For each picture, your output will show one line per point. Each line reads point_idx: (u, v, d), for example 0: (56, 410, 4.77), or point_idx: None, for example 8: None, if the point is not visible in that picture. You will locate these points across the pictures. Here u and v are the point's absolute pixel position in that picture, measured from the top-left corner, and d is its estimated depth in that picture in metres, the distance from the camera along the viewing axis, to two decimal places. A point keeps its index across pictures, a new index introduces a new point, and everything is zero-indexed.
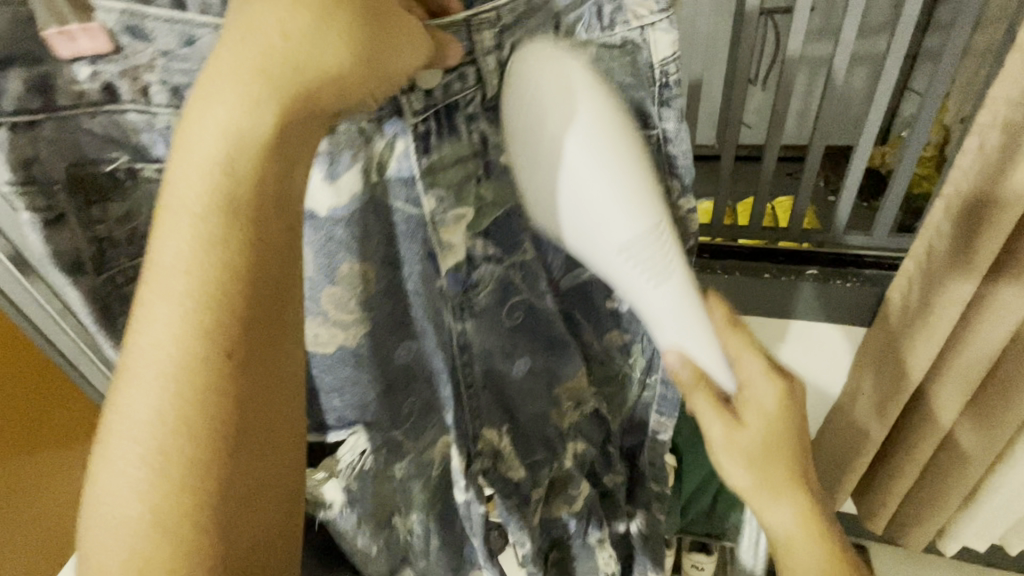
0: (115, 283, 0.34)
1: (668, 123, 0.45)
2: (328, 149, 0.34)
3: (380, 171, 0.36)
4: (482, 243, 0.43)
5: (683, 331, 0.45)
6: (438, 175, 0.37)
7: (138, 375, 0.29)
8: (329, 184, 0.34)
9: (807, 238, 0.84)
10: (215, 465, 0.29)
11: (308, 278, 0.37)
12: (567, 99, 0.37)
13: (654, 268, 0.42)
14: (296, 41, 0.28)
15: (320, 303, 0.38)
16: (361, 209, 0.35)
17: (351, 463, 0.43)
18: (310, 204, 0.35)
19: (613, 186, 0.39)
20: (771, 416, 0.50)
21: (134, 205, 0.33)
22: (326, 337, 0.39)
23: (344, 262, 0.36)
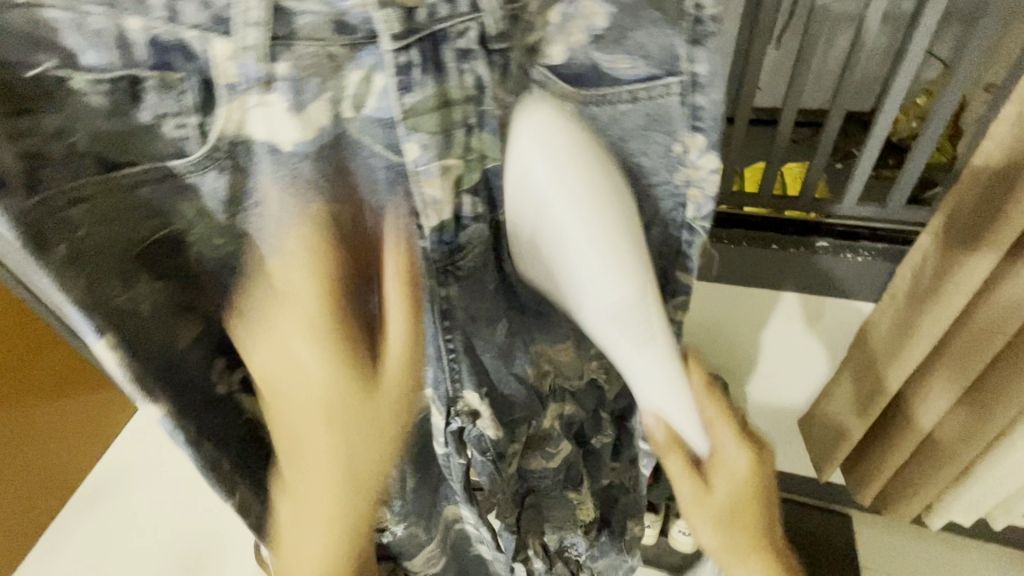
0: (53, 206, 0.29)
1: (700, 65, 0.37)
2: (291, 75, 0.28)
3: (355, 107, 0.31)
4: (471, 201, 0.36)
5: (665, 391, 0.43)
6: (419, 119, 0.31)
7: (306, 497, 0.40)
8: (294, 115, 0.29)
9: (824, 208, 0.76)
10: (356, 536, 0.42)
11: (272, 218, 0.33)
12: (564, 171, 0.35)
13: (635, 335, 0.40)
14: (381, 232, 0.36)
15: (285, 246, 0.34)
16: (332, 143, 0.31)
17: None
18: (269, 136, 0.30)
19: (596, 248, 0.37)
20: (740, 486, 0.48)
21: (69, 115, 0.28)
22: (288, 283, 0.35)
23: (316, 201, 0.33)
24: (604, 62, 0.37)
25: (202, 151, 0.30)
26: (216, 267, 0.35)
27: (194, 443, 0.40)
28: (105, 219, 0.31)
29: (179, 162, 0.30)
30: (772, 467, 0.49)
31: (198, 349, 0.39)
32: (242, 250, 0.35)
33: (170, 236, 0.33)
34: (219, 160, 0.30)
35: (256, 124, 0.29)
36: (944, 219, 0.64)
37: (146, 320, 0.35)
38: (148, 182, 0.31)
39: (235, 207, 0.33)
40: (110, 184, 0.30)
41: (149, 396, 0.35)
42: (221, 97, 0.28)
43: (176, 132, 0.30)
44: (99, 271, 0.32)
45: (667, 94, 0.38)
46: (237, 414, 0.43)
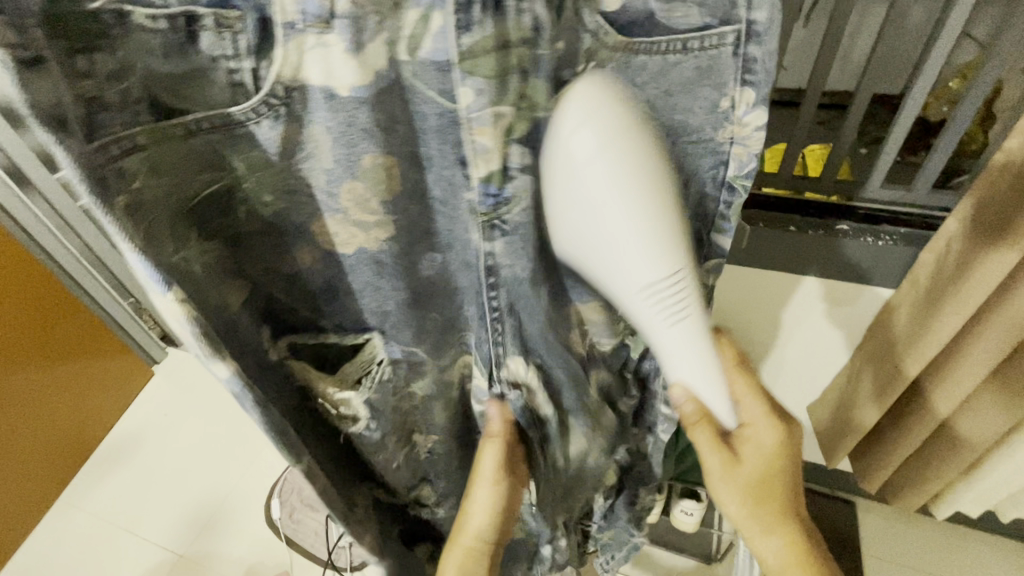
0: (109, 152, 0.27)
1: (759, 13, 0.36)
2: (352, 10, 0.27)
3: (411, 49, 0.30)
4: (518, 151, 0.35)
5: (696, 372, 0.44)
6: (473, 63, 0.30)
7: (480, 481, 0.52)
8: (351, 56, 0.29)
9: (844, 189, 0.73)
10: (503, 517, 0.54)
11: (326, 170, 0.33)
12: (612, 150, 0.35)
13: (671, 311, 0.40)
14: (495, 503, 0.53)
15: (338, 200, 0.34)
16: (387, 89, 0.31)
17: (371, 376, 0.43)
18: (327, 81, 0.29)
19: (638, 235, 0.37)
20: (767, 457, 0.50)
21: (125, 58, 0.27)
22: (345, 238, 0.36)
23: (366, 153, 0.32)
24: (660, 10, 0.36)
25: (257, 98, 0.29)
26: (263, 224, 0.35)
27: (261, 406, 0.37)
28: (158, 171, 0.30)
29: (236, 108, 0.29)
30: (796, 441, 0.52)
31: (245, 311, 0.37)
32: (292, 205, 0.35)
33: (224, 189, 0.33)
34: (275, 107, 0.30)
35: (312, 66, 0.29)
36: (975, 203, 0.60)
37: (199, 278, 0.33)
38: (202, 132, 0.30)
39: (287, 157, 0.32)
40: (165, 132, 0.29)
41: (218, 352, 0.33)
42: (281, 34, 0.28)
43: (232, 77, 0.29)
44: (155, 223, 0.30)
45: (720, 44, 0.38)
46: (288, 378, 0.42)
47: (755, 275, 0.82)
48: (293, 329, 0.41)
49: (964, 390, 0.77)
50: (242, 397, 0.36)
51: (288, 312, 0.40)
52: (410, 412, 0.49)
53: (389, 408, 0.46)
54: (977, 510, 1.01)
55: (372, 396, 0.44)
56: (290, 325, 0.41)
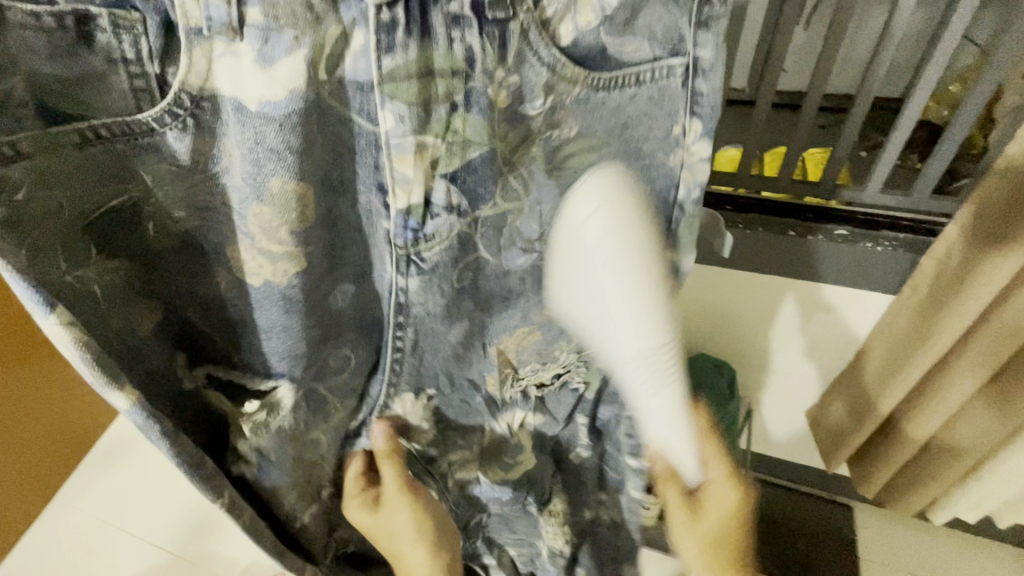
0: (1, 157, 0.25)
1: (704, 50, 0.37)
2: (264, 21, 0.25)
3: (330, 66, 0.28)
4: (446, 187, 0.34)
5: (673, 436, 0.43)
6: (395, 87, 0.29)
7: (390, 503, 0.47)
8: (261, 70, 0.26)
9: (840, 194, 0.69)
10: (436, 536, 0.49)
11: (237, 189, 0.30)
12: (616, 236, 0.34)
13: (653, 382, 0.39)
14: (411, 523, 0.48)
15: (248, 224, 0.31)
16: (304, 109, 0.28)
17: (265, 425, 0.39)
18: (236, 93, 0.27)
19: (634, 308, 0.36)
20: (727, 521, 0.48)
21: (8, 55, 0.24)
22: (254, 267, 0.33)
23: (275, 177, 0.29)
24: (613, 44, 0.35)
25: (163, 105, 0.27)
26: (173, 246, 0.33)
27: (170, 436, 0.32)
28: (48, 182, 0.27)
29: (140, 115, 0.27)
30: (753, 504, 0.50)
31: (156, 333, 0.35)
32: (207, 225, 0.32)
33: (127, 206, 0.31)
34: (182, 117, 0.27)
35: (222, 76, 0.26)
36: (974, 211, 0.57)
37: (98, 300, 0.31)
38: (100, 141, 0.27)
39: (198, 170, 0.30)
40: (54, 141, 0.27)
41: (115, 380, 0.29)
42: (185, 39, 0.25)
43: (134, 82, 0.27)
44: (41, 244, 0.28)
45: (670, 76, 0.37)
46: (203, 405, 0.40)
47: (751, 283, 0.80)
48: (210, 360, 0.39)
49: (960, 400, 0.74)
50: (146, 432, 0.31)
51: (205, 338, 0.38)
52: (316, 464, 0.45)
53: (291, 458, 0.42)
54: (974, 517, 0.98)
55: (269, 443, 0.40)
56: (206, 353, 0.39)
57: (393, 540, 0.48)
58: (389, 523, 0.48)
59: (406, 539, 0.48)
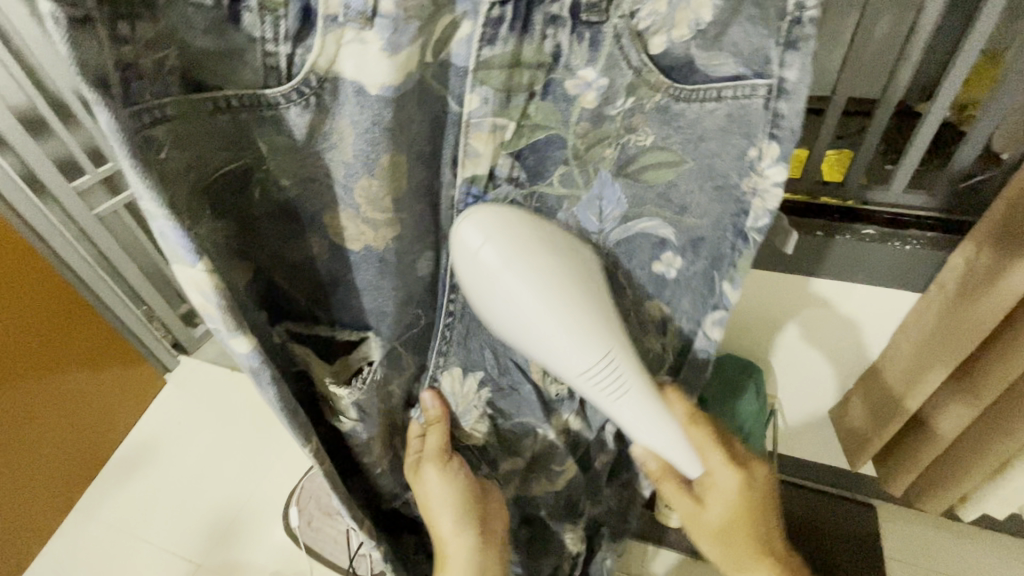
0: (143, 120, 0.28)
1: (790, 71, 0.35)
2: (394, 14, 0.28)
3: (435, 53, 0.32)
4: (510, 164, 0.39)
5: (652, 433, 0.44)
6: (490, 74, 0.33)
7: (430, 474, 0.52)
8: (387, 57, 0.29)
9: (864, 194, 0.70)
10: (472, 502, 0.54)
11: (345, 164, 0.33)
12: (519, 263, 0.37)
13: (612, 387, 0.41)
14: (449, 490, 0.52)
15: (353, 195, 0.35)
16: (409, 90, 0.32)
17: (361, 377, 0.43)
18: (359, 78, 0.30)
19: (557, 313, 0.38)
20: (736, 506, 0.48)
21: (167, 28, 0.28)
22: (355, 234, 0.37)
23: (385, 152, 0.33)
24: (700, 57, 0.36)
25: (291, 84, 0.30)
26: (276, 208, 0.37)
27: (277, 381, 0.37)
28: (182, 144, 0.31)
29: (269, 91, 0.31)
30: (762, 483, 0.50)
31: (251, 292, 0.39)
32: (309, 193, 0.36)
33: (244, 169, 0.34)
34: (307, 96, 0.30)
35: (348, 61, 0.29)
36: (1007, 205, 0.57)
37: (216, 253, 0.35)
38: (230, 109, 0.31)
39: (309, 147, 0.33)
40: (194, 105, 0.30)
41: (240, 326, 0.34)
42: (321, 26, 0.28)
43: (267, 60, 0.30)
44: (176, 195, 0.31)
45: (753, 95, 0.37)
46: (290, 360, 0.42)
47: (764, 287, 0.82)
48: (293, 317, 0.42)
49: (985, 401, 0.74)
50: (257, 372, 0.36)
51: (288, 299, 0.41)
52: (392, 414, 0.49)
53: (377, 412, 0.46)
54: (1001, 514, 0.98)
55: (363, 398, 0.43)
56: (289, 311, 0.42)
57: (432, 510, 0.53)
58: (426, 491, 0.52)
59: (445, 514, 0.52)
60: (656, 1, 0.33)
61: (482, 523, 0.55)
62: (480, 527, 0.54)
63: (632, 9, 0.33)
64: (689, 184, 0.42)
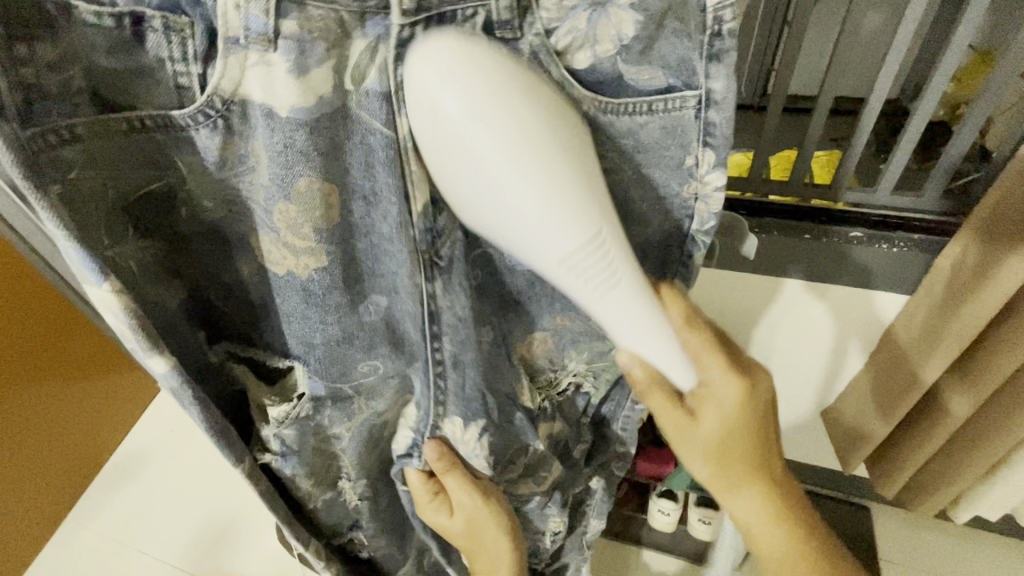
0: (50, 141, 0.28)
1: (716, 82, 0.36)
2: (297, 34, 0.28)
3: (355, 80, 0.30)
4: None
5: (642, 338, 0.38)
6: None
7: (471, 509, 0.52)
8: (295, 79, 0.29)
9: (847, 195, 0.68)
10: (509, 521, 0.56)
11: (263, 189, 0.33)
12: (485, 116, 0.29)
13: (597, 276, 0.34)
14: (488, 517, 0.54)
15: (273, 219, 0.34)
16: (328, 114, 0.31)
17: (284, 411, 0.43)
18: (267, 101, 0.29)
19: (531, 182, 0.31)
20: (731, 419, 0.44)
21: (68, 48, 0.27)
22: (277, 258, 0.36)
23: (302, 177, 0.32)
24: (629, 72, 0.36)
25: (198, 105, 0.29)
26: (204, 228, 0.36)
27: (201, 402, 0.37)
28: (95, 164, 0.30)
29: (178, 112, 0.30)
30: (763, 396, 0.46)
31: (185, 314, 0.39)
32: (233, 216, 0.35)
33: (167, 190, 0.34)
34: (214, 118, 0.30)
35: (254, 81, 0.29)
36: (993, 204, 0.56)
37: (135, 275, 0.35)
38: (143, 129, 0.30)
39: (226, 168, 0.32)
40: (105, 126, 0.30)
41: (155, 347, 0.33)
42: (222, 48, 0.28)
43: (179, 79, 0.29)
44: (88, 218, 0.31)
45: (683, 107, 0.38)
46: (226, 378, 0.44)
47: (736, 297, 0.80)
48: (229, 338, 0.43)
49: (978, 398, 0.72)
50: (179, 395, 0.36)
51: (227, 316, 0.41)
52: (333, 457, 0.48)
53: (310, 448, 0.46)
54: (996, 515, 0.95)
55: (288, 430, 0.44)
56: (226, 332, 0.43)
57: (470, 526, 0.55)
58: (464, 518, 0.53)
59: (490, 535, 0.56)
60: (574, 18, 0.33)
61: (516, 530, 0.58)
62: (515, 535, 0.58)
63: (547, 27, 0.33)
64: (629, 196, 0.42)
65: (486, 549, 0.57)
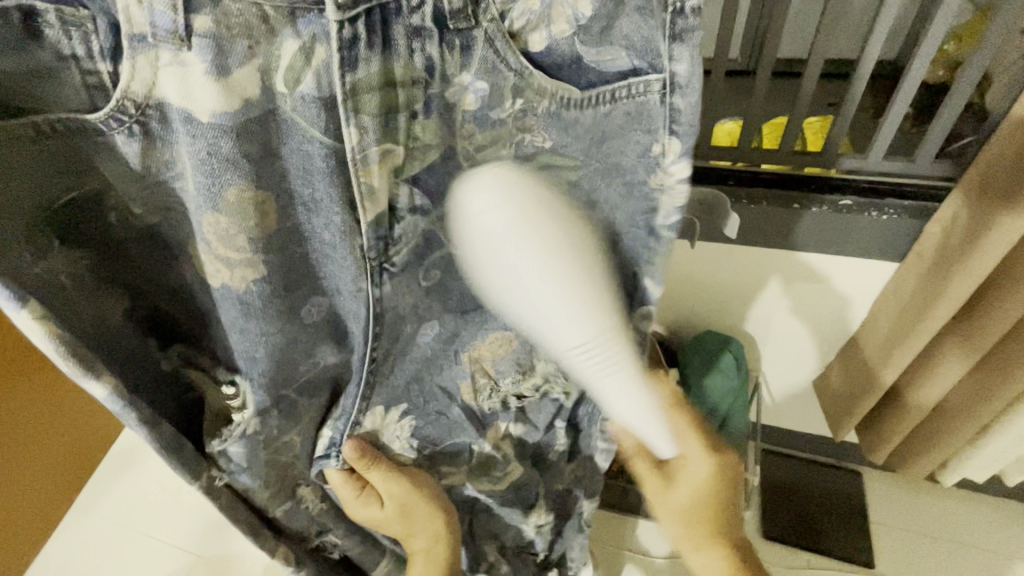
0: None
1: (681, 64, 0.34)
2: (214, 31, 0.26)
3: (289, 81, 0.28)
4: (408, 190, 0.35)
5: (637, 416, 0.43)
6: (361, 100, 0.30)
7: (399, 498, 0.47)
8: (213, 81, 0.26)
9: (840, 163, 0.64)
10: (444, 512, 0.51)
11: (192, 197, 0.30)
12: (524, 231, 0.32)
13: (603, 370, 0.38)
14: (419, 506, 0.49)
15: (203, 231, 0.31)
16: (258, 117, 0.28)
17: (232, 430, 0.40)
18: (187, 105, 0.27)
19: (561, 297, 0.34)
20: (701, 489, 0.49)
21: None
22: (212, 272, 0.33)
23: (231, 186, 0.29)
24: (589, 54, 0.34)
25: (108, 110, 0.27)
26: (140, 234, 0.33)
27: (148, 423, 0.35)
28: (8, 176, 0.27)
29: (93, 116, 0.27)
30: (734, 473, 0.51)
31: (131, 322, 0.36)
32: (167, 222, 0.33)
33: (92, 194, 0.30)
34: (128, 123, 0.27)
35: (169, 85, 0.26)
36: (981, 173, 0.55)
37: (71, 291, 0.31)
38: (56, 135, 0.27)
39: (150, 175, 0.30)
40: (11, 134, 0.27)
41: (92, 370, 0.31)
42: (128, 47, 0.25)
43: (87, 79, 0.26)
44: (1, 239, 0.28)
45: (649, 92, 0.35)
46: (181, 388, 0.40)
47: (722, 268, 0.77)
48: (183, 340, 0.39)
49: (960, 364, 0.71)
50: (121, 418, 0.34)
51: (172, 320, 0.38)
52: (290, 465, 0.46)
53: (263, 462, 0.43)
54: (983, 477, 0.93)
55: (235, 448, 0.41)
56: (177, 331, 0.39)
57: (402, 522, 0.49)
58: (392, 511, 0.48)
59: (422, 516, 0.50)
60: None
61: (454, 523, 0.53)
62: (450, 528, 0.52)
63: (501, 12, 0.31)
64: (598, 184, 0.40)
65: (419, 544, 0.52)
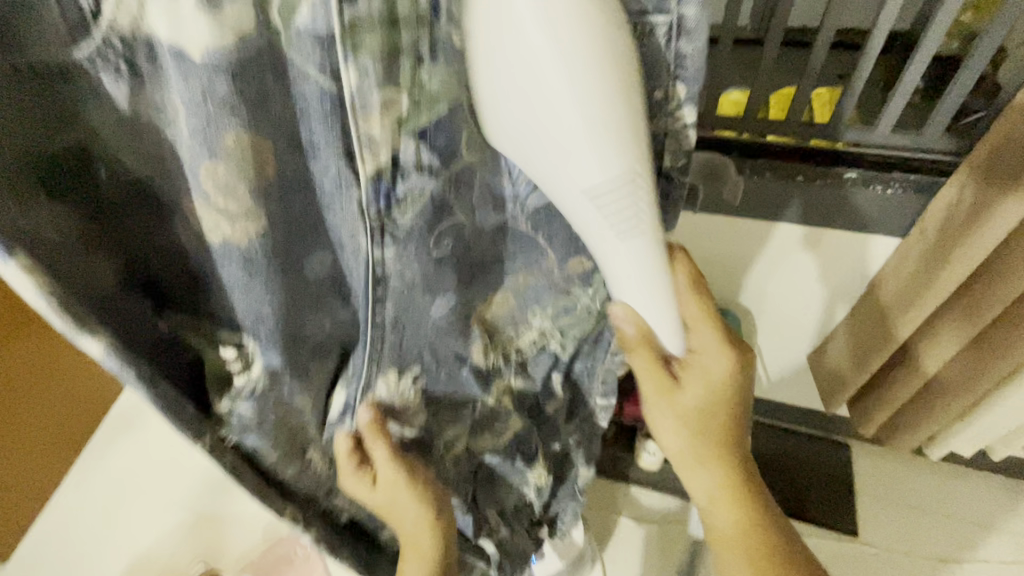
0: None
1: (688, 7, 0.34)
2: None
3: (284, 14, 0.27)
4: (418, 145, 0.33)
5: (640, 286, 0.41)
6: (361, 37, 0.28)
7: (389, 477, 0.47)
8: (205, 13, 0.25)
9: (846, 134, 0.62)
10: (434, 498, 0.51)
11: (186, 145, 0.28)
12: (568, 50, 0.30)
13: (619, 220, 0.37)
14: (409, 489, 0.49)
15: (200, 182, 0.29)
16: (254, 56, 0.27)
17: (245, 384, 0.39)
18: (178, 40, 0.25)
19: (587, 125, 0.32)
20: (714, 386, 0.49)
21: None
22: (212, 227, 0.31)
23: (229, 131, 0.28)
24: None
25: (95, 43, 0.25)
26: (125, 190, 0.31)
27: (148, 381, 0.34)
28: None
29: (78, 52, 0.25)
30: (746, 378, 0.52)
31: (121, 286, 0.33)
32: (158, 174, 0.31)
33: (78, 148, 0.29)
34: (115, 59, 0.26)
35: (158, 17, 0.25)
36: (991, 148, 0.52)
37: (65, 254, 0.29)
38: (36, 78, 0.25)
39: (140, 119, 0.28)
40: None
41: (87, 328, 0.30)
42: None
43: (66, 13, 0.24)
44: None
45: (654, 36, 0.35)
46: (178, 350, 0.38)
47: (722, 238, 0.76)
48: (178, 308, 0.38)
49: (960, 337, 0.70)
50: (124, 375, 0.32)
51: (165, 280, 0.36)
52: None
53: None
54: (971, 450, 0.94)
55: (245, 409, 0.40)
56: (170, 297, 0.37)
57: (392, 506, 0.49)
58: (383, 492, 0.48)
59: (411, 502, 0.49)
60: None
61: (444, 514, 0.52)
62: (440, 518, 0.51)
63: None
64: None
65: (410, 533, 0.51)
